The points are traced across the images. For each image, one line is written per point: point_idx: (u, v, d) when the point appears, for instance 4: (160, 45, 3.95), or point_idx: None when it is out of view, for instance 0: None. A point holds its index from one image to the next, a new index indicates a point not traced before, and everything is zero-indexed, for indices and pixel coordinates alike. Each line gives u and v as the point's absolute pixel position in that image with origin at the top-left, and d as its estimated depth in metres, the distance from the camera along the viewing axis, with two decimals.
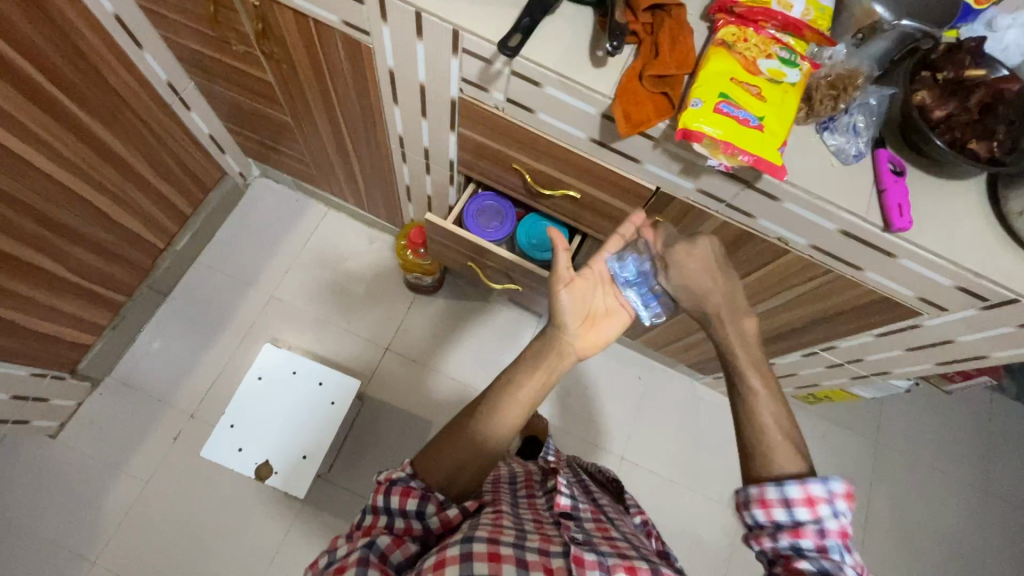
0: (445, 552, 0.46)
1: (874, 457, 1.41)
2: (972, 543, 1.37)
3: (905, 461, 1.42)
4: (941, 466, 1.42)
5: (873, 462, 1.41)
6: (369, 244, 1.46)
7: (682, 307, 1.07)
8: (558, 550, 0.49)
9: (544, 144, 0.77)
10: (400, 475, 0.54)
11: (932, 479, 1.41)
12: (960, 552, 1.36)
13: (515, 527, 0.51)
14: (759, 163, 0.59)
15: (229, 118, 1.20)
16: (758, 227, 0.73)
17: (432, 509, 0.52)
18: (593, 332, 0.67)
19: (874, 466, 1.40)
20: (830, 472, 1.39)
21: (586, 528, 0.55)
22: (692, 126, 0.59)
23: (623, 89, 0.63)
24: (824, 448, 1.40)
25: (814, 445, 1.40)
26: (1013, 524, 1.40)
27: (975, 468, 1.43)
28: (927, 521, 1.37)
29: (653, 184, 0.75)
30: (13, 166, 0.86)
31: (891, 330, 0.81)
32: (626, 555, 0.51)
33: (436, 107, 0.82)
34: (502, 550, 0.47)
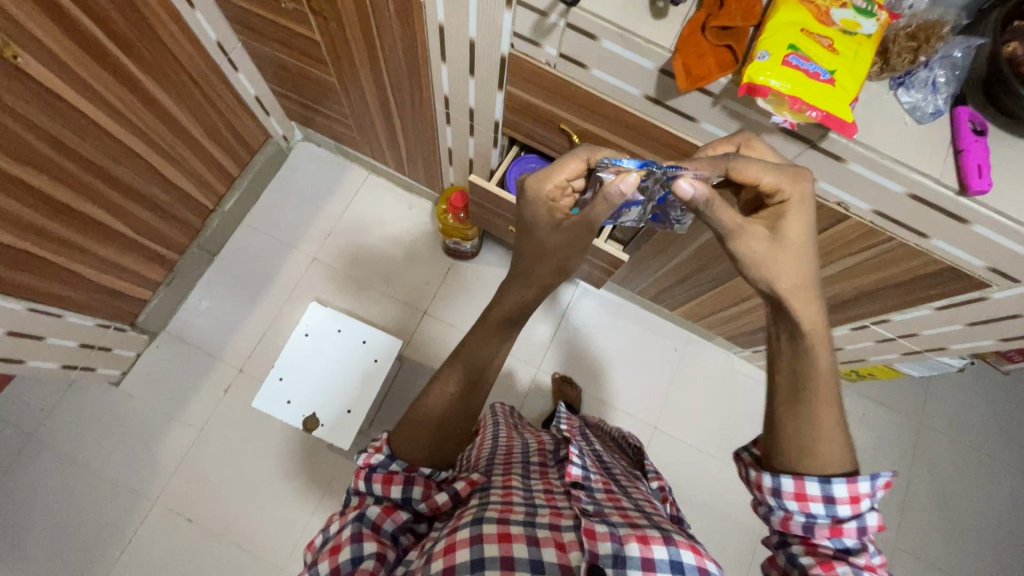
0: (456, 536, 0.48)
1: (918, 438, 1.38)
2: (1014, 526, 1.35)
3: (950, 442, 1.39)
4: (987, 447, 1.39)
5: (918, 443, 1.38)
6: (408, 210, 1.48)
7: (724, 278, 1.05)
8: (569, 525, 0.50)
9: (595, 102, 0.75)
10: (379, 459, 0.54)
11: (977, 461, 1.38)
12: (1001, 534, 1.34)
13: (526, 505, 0.53)
14: (827, 120, 0.55)
15: (274, 79, 1.21)
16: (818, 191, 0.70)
17: (416, 484, 0.53)
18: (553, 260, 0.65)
19: (919, 447, 1.38)
20: (870, 449, 1.37)
21: (598, 500, 0.56)
22: (756, 81, 0.56)
23: (684, 42, 0.60)
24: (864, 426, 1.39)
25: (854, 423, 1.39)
26: None
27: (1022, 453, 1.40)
28: (967, 506, 1.35)
29: (707, 144, 0.73)
30: (78, 123, 0.89)
31: (952, 302, 0.78)
32: (637, 525, 0.51)
33: (485, 64, 0.80)
34: (512, 530, 0.48)
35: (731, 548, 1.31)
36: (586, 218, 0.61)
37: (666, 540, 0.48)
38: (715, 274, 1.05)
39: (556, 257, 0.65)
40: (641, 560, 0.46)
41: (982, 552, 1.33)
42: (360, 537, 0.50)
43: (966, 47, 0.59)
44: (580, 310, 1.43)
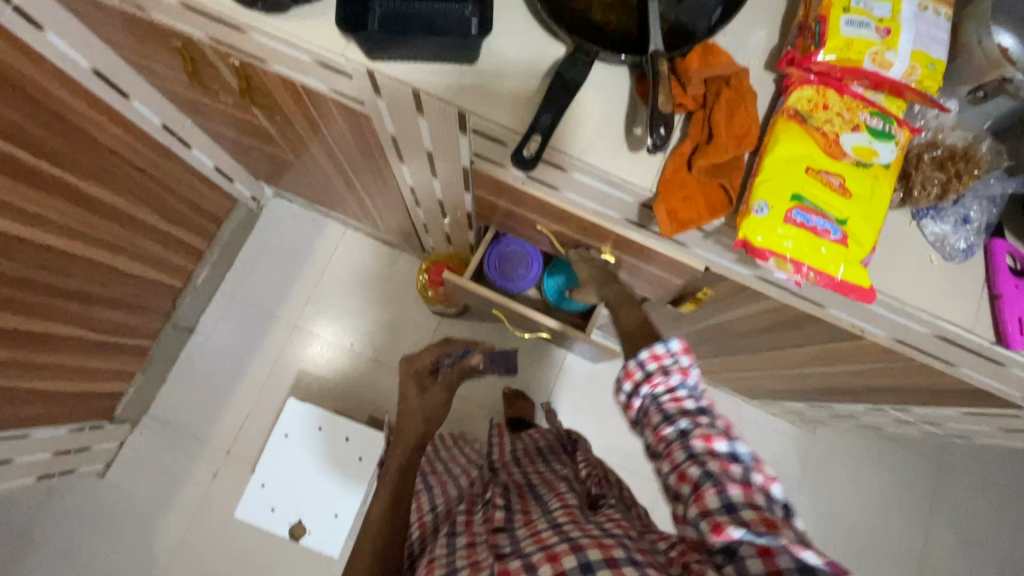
0: None
1: (937, 477, 1.34)
2: None
3: (971, 478, 1.34)
4: (1009, 481, 1.35)
5: (937, 482, 1.34)
6: (390, 265, 1.40)
7: (727, 353, 0.97)
8: (486, 569, 0.48)
9: (571, 218, 0.66)
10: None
11: (998, 497, 1.34)
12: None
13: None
14: (835, 285, 0.48)
15: (233, 150, 1.12)
16: (828, 315, 0.61)
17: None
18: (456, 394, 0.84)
19: (938, 486, 1.34)
20: (886, 492, 1.33)
21: (518, 533, 0.54)
22: (755, 243, 0.47)
23: (668, 183, 0.51)
24: (881, 468, 1.34)
25: (868, 464, 1.34)
26: None
27: None
28: (987, 540, 1.32)
29: (702, 263, 0.64)
30: (21, 250, 0.82)
31: (983, 412, 0.70)
32: (549, 542, 0.48)
33: (447, 170, 0.71)
34: None
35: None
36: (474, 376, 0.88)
37: (574, 547, 0.46)
38: (718, 350, 0.97)
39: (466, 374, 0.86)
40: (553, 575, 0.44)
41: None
42: None
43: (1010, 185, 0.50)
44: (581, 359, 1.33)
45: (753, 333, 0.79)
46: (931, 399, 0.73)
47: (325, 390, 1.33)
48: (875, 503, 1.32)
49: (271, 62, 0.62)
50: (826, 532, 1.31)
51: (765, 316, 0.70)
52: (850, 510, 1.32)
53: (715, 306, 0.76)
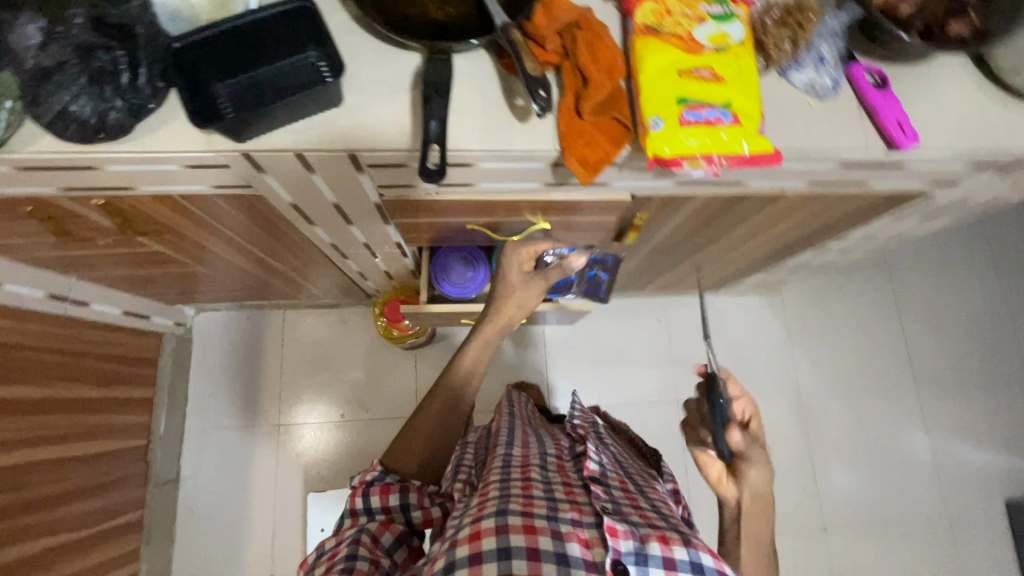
0: (480, 524, 0.44)
1: (892, 281, 1.48)
2: (994, 311, 1.48)
3: (916, 269, 1.49)
4: (947, 257, 1.50)
5: (893, 285, 1.48)
6: (343, 325, 1.36)
7: (682, 260, 1.02)
8: (591, 521, 0.47)
9: (495, 203, 0.67)
10: (373, 475, 0.61)
11: (944, 274, 1.49)
12: (988, 324, 1.47)
13: (546, 499, 0.50)
14: (747, 161, 0.51)
15: (134, 288, 1.05)
16: (750, 188, 0.66)
17: (412, 493, 0.59)
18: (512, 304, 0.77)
19: (895, 287, 1.48)
20: (858, 314, 1.46)
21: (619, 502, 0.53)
22: (664, 155, 0.50)
23: (567, 136, 0.53)
24: (846, 295, 1.46)
25: (834, 297, 1.46)
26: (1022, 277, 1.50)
27: (975, 246, 1.52)
28: (951, 313, 1.47)
29: (628, 191, 0.67)
30: None
31: (905, 211, 0.77)
32: (656, 527, 0.48)
33: (359, 213, 0.70)
34: (537, 522, 0.45)
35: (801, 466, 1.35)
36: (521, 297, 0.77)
37: (686, 543, 0.45)
38: (673, 261, 1.02)
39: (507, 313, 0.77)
40: (663, 559, 0.44)
41: (980, 344, 1.46)
42: (358, 544, 0.54)
43: (843, 19, 0.56)
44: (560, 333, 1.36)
45: (695, 232, 0.84)
46: (859, 218, 0.80)
47: (337, 471, 1.29)
48: (853, 327, 1.45)
49: (137, 186, 0.58)
50: (827, 371, 1.42)
51: (703, 211, 0.75)
52: (836, 342, 1.44)
53: (653, 224, 0.80)
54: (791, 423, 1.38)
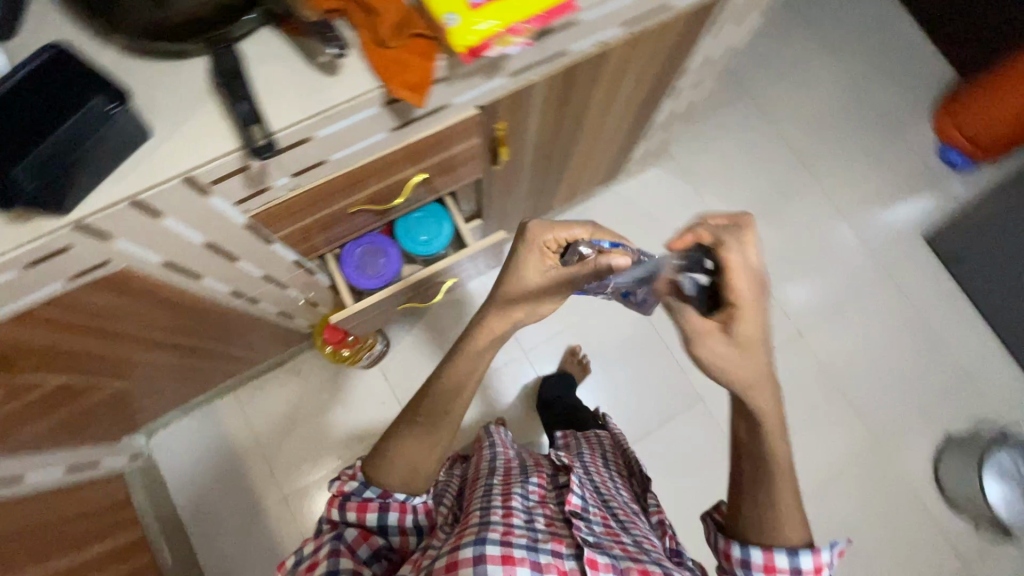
0: (460, 555, 0.56)
1: (745, 106, 1.62)
2: (835, 92, 1.65)
3: (759, 87, 1.64)
4: (779, 65, 1.66)
5: (748, 108, 1.62)
6: (297, 376, 1.33)
7: (562, 163, 1.08)
8: (569, 554, 0.60)
9: (359, 171, 0.68)
10: (352, 487, 0.64)
11: (782, 81, 1.65)
12: (836, 105, 1.64)
13: (527, 530, 0.61)
14: (546, 16, 0.54)
15: (63, 442, 0.96)
16: (574, 54, 0.71)
17: (393, 510, 0.63)
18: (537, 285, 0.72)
19: (751, 110, 1.62)
20: (732, 146, 1.59)
21: (599, 529, 0.65)
22: (473, 43, 0.52)
23: (383, 68, 0.54)
24: (716, 135, 1.59)
25: (707, 142, 1.59)
26: (843, 54, 1.68)
27: (796, 46, 1.68)
28: (804, 110, 1.63)
29: (474, 105, 0.70)
30: None
31: (710, 25, 0.86)
32: (636, 557, 0.61)
33: (239, 243, 0.69)
34: (514, 553, 0.57)
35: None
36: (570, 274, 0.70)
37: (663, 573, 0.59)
38: (555, 166, 1.08)
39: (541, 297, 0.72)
40: None
41: (837, 124, 1.63)
42: (338, 551, 0.58)
43: None
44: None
45: (555, 126, 0.89)
46: (678, 50, 0.88)
47: None
48: (734, 159, 1.59)
49: None
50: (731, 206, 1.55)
51: (549, 99, 0.79)
52: (727, 178, 1.57)
53: (516, 133, 0.83)
54: None
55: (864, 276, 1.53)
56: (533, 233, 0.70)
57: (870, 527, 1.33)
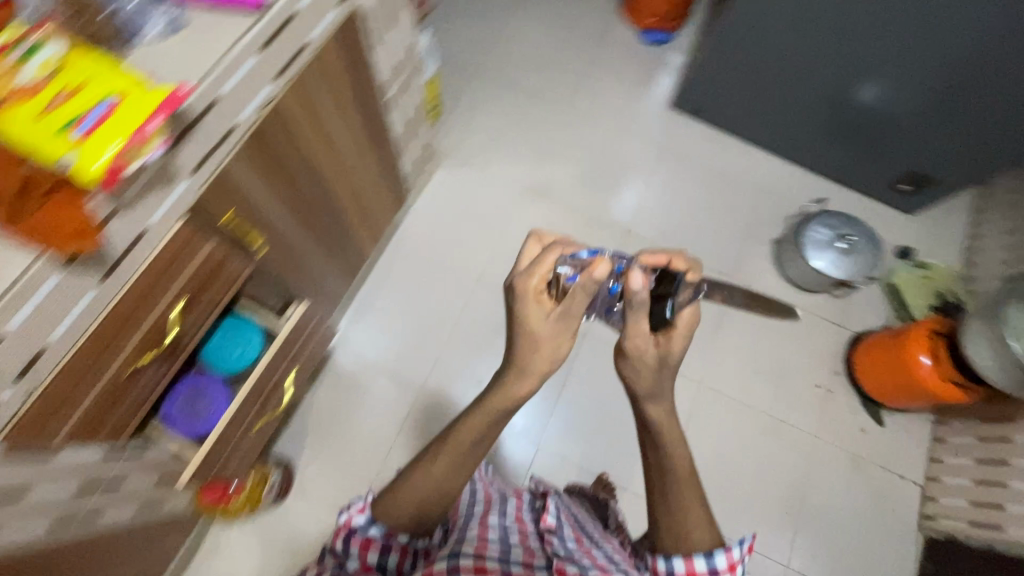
0: (436, 568, 0.65)
1: (476, 85, 1.77)
2: (536, 37, 1.86)
3: (477, 64, 1.80)
4: (482, 40, 1.83)
5: (479, 85, 1.78)
6: (218, 555, 1.25)
7: (334, 218, 1.12)
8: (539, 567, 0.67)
9: (97, 336, 0.65)
10: (359, 522, 0.69)
11: (493, 51, 1.83)
12: (544, 47, 1.85)
13: (500, 549, 0.69)
14: (165, 111, 0.56)
15: None
16: (247, 125, 0.74)
17: (394, 552, 0.69)
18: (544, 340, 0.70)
19: (482, 86, 1.78)
20: (485, 122, 1.73)
21: (570, 545, 0.73)
22: (103, 166, 0.51)
23: (31, 233, 0.52)
24: (467, 121, 1.73)
25: (464, 130, 1.72)
26: (523, 7, 1.90)
27: (485, 18, 1.87)
28: (522, 63, 1.82)
29: (179, 215, 0.70)
30: None
31: (367, 45, 0.94)
32: (604, 568, 0.69)
33: (16, 475, 0.63)
34: (485, 565, 0.65)
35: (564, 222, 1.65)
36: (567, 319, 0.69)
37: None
38: (330, 224, 1.11)
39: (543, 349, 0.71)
40: None
41: (553, 60, 1.84)
42: None
43: None
44: (406, 366, 1.45)
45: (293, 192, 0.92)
46: (356, 77, 0.96)
47: None
48: (493, 131, 1.73)
49: None
50: (514, 169, 1.69)
51: (261, 172, 0.82)
52: (497, 149, 1.71)
53: (255, 217, 0.85)
54: (533, 215, 1.64)
55: (642, 161, 1.75)
56: (527, 276, 0.69)
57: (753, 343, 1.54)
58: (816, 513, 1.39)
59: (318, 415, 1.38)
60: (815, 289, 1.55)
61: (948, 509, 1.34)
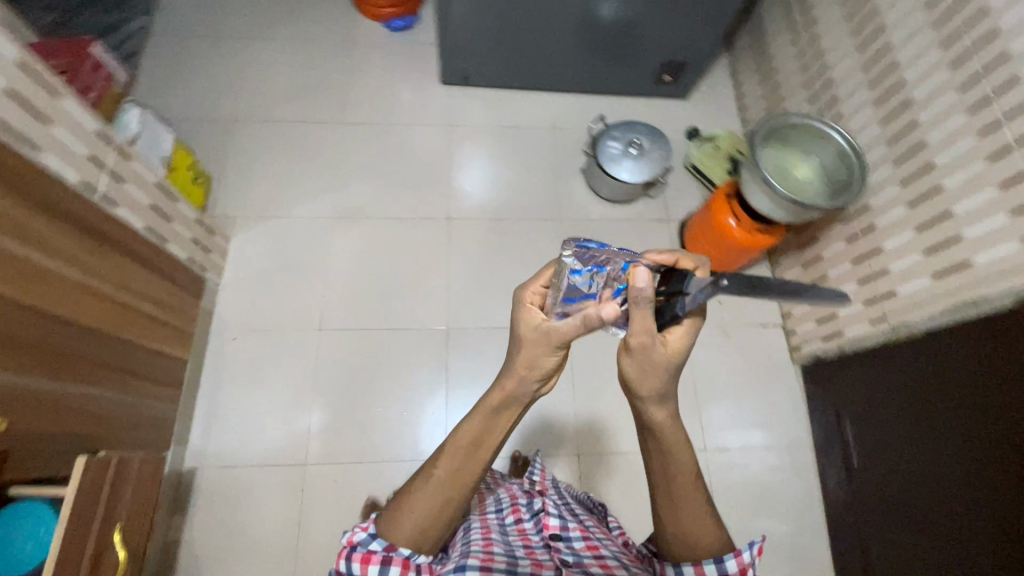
0: None
1: (238, 140, 1.67)
2: (282, 69, 1.78)
3: (230, 118, 1.69)
4: (225, 92, 1.72)
5: (242, 139, 1.67)
6: None
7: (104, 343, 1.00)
8: None
9: None
10: (363, 538, 0.66)
11: (241, 98, 1.72)
12: (293, 76, 1.77)
13: (509, 561, 0.69)
14: None
15: None
16: None
17: (394, 566, 0.65)
18: (530, 347, 0.68)
19: (246, 138, 1.67)
20: (264, 172, 1.64)
21: (576, 549, 0.74)
22: None
23: None
24: (244, 179, 1.62)
25: (245, 188, 1.61)
26: (255, 45, 1.80)
27: (220, 70, 1.75)
28: (278, 100, 1.73)
29: None
30: None
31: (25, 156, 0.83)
32: (608, 565, 0.71)
33: None
34: None
35: (386, 234, 1.60)
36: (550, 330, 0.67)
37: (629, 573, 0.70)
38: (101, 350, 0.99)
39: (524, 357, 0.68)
40: None
41: (309, 86, 1.77)
42: None
43: None
44: (282, 442, 1.35)
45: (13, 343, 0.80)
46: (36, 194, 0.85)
47: None
48: (276, 178, 1.64)
49: None
50: (314, 205, 1.62)
51: None
52: (287, 192, 1.62)
53: None
54: (353, 240, 1.59)
55: (437, 145, 1.74)
56: (524, 294, 0.73)
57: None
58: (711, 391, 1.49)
59: (207, 537, 1.25)
60: (630, 198, 1.65)
61: (804, 335, 1.49)
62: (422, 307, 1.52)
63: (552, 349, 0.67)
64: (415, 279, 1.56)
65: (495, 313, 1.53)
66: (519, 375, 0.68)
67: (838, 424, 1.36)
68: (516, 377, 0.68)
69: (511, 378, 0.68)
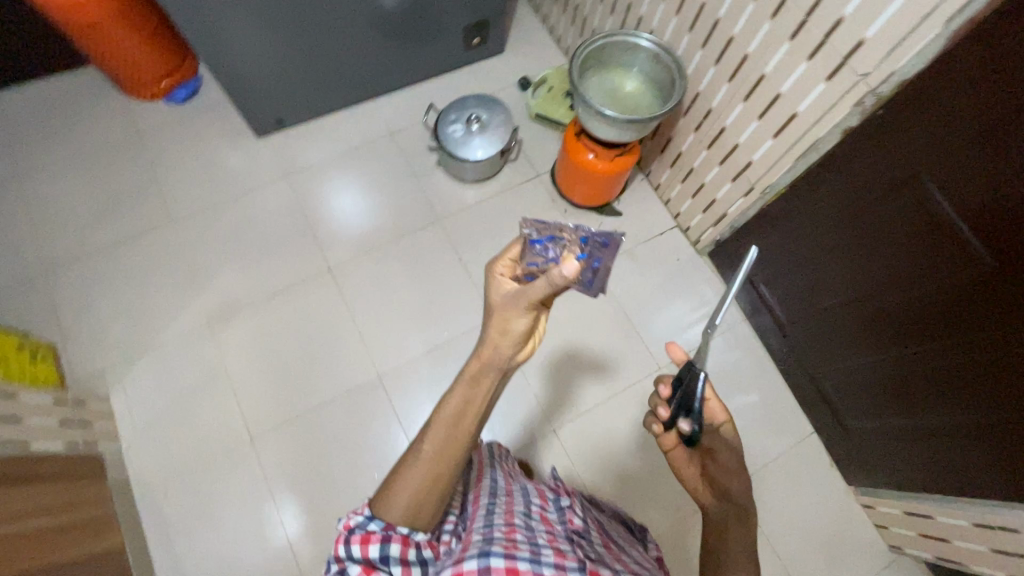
0: (466, 565, 0.58)
1: (67, 290, 1.47)
2: (76, 194, 1.57)
3: (45, 270, 1.48)
4: (25, 246, 1.50)
5: (70, 286, 1.47)
6: None
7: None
8: (573, 565, 0.61)
9: None
10: (358, 518, 0.67)
11: (46, 244, 1.51)
12: (93, 196, 1.57)
13: (527, 544, 0.63)
14: None
15: None
16: None
17: (393, 543, 0.65)
18: (507, 314, 0.75)
19: (74, 284, 1.48)
20: (112, 309, 1.46)
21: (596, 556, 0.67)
22: None
23: None
24: (94, 326, 1.44)
25: (100, 336, 1.43)
26: (33, 180, 1.57)
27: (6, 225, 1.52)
28: (89, 228, 1.53)
29: None
30: None
31: None
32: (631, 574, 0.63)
33: None
34: (517, 564, 0.59)
35: (274, 312, 1.49)
36: (524, 292, 0.74)
37: None
38: None
39: (499, 323, 0.75)
40: None
41: (116, 198, 1.57)
42: None
43: None
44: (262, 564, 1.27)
45: None
46: None
47: None
48: (128, 309, 1.46)
49: None
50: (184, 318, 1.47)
51: None
52: (147, 319, 1.46)
53: None
54: (242, 336, 1.46)
55: (284, 201, 1.61)
56: (491, 267, 0.80)
57: (498, 250, 1.58)
58: (641, 313, 1.54)
59: None
60: (493, 170, 1.63)
61: (698, 227, 1.56)
62: (344, 368, 1.45)
63: (519, 309, 0.74)
64: (324, 343, 1.47)
65: (418, 337, 1.49)
66: (494, 342, 0.75)
67: (756, 291, 1.46)
68: (491, 343, 0.75)
69: (488, 346, 0.75)
